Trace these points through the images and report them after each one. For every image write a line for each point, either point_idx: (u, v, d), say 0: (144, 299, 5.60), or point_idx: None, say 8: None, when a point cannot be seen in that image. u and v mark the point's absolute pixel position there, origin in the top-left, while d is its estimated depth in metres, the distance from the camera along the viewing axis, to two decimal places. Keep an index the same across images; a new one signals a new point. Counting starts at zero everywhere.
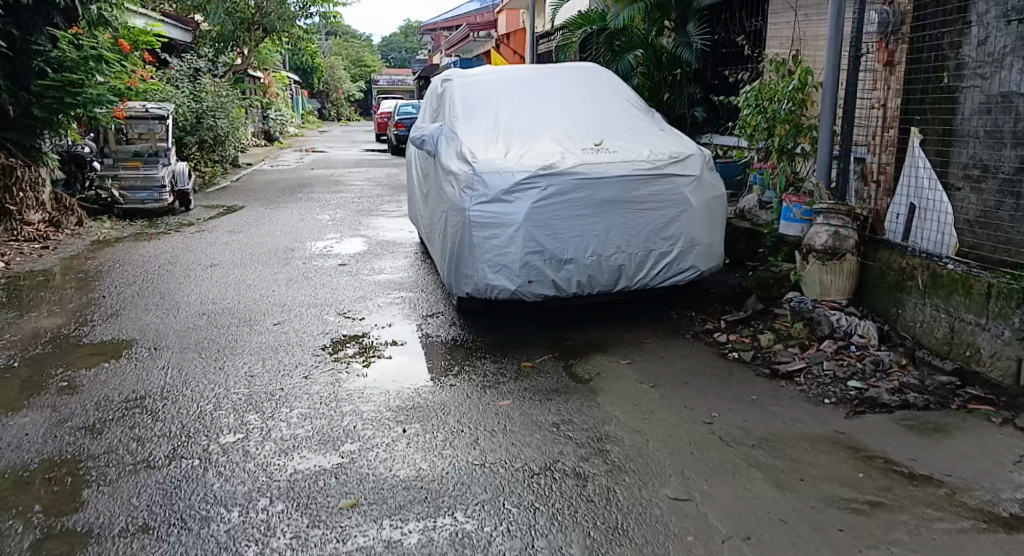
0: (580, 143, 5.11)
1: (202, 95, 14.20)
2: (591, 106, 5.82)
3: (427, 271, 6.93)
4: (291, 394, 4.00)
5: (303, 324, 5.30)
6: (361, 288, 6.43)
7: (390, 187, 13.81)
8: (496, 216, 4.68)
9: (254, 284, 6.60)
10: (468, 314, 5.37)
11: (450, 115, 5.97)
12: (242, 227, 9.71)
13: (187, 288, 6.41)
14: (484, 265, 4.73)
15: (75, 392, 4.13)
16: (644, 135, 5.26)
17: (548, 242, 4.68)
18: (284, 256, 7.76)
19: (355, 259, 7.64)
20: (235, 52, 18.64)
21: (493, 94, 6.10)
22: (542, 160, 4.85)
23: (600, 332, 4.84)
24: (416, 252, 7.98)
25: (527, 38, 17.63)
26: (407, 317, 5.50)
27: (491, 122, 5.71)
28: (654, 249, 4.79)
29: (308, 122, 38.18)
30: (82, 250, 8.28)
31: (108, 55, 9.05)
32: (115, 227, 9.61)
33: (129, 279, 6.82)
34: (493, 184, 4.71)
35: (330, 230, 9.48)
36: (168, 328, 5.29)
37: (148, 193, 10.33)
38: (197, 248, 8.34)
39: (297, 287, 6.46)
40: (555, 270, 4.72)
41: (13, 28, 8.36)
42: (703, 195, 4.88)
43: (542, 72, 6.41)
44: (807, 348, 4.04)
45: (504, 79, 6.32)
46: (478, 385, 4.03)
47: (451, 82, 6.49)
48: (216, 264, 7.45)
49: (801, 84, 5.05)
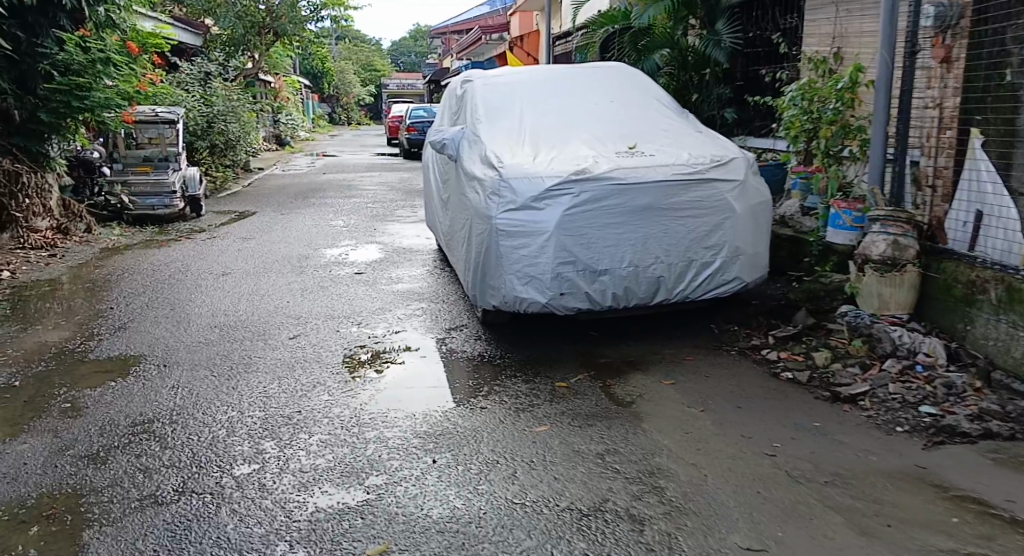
0: (614, 147, 4.81)
1: (213, 99, 13.99)
2: (622, 107, 5.51)
3: (447, 281, 6.64)
4: (309, 418, 3.71)
5: (321, 338, 5.01)
6: (379, 299, 6.14)
7: (403, 192, 13.56)
8: (526, 225, 4.39)
9: (268, 294, 6.31)
10: (494, 327, 5.07)
11: (473, 117, 5.68)
12: (254, 233, 9.45)
13: (198, 299, 6.13)
14: (513, 276, 4.43)
15: (80, 415, 3.84)
16: (681, 137, 4.95)
17: (582, 251, 4.38)
18: (298, 264, 7.49)
19: (372, 267, 7.35)
20: (245, 56, 18.43)
21: (517, 96, 5.80)
22: (574, 164, 4.56)
23: (636, 348, 4.53)
24: (435, 260, 7.68)
25: (541, 40, 17.35)
26: (429, 331, 5.20)
27: (516, 124, 5.41)
28: (695, 259, 4.46)
29: (318, 127, 38.03)
30: (91, 258, 8.02)
31: (117, 58, 8.78)
32: (125, 234, 9.36)
33: (139, 289, 6.53)
34: (521, 191, 4.44)
35: (344, 236, 9.21)
36: (178, 342, 5.01)
37: (158, 199, 10.10)
38: (210, 256, 8.08)
39: (312, 298, 6.17)
40: (589, 282, 4.41)
41: (18, 30, 8.18)
42: (747, 201, 4.56)
43: (568, 72, 6.11)
44: (869, 368, 3.72)
45: (529, 79, 6.02)
46: (510, 408, 3.73)
47: (472, 83, 6.20)
48: (229, 273, 7.17)
49: (851, 82, 4.73)
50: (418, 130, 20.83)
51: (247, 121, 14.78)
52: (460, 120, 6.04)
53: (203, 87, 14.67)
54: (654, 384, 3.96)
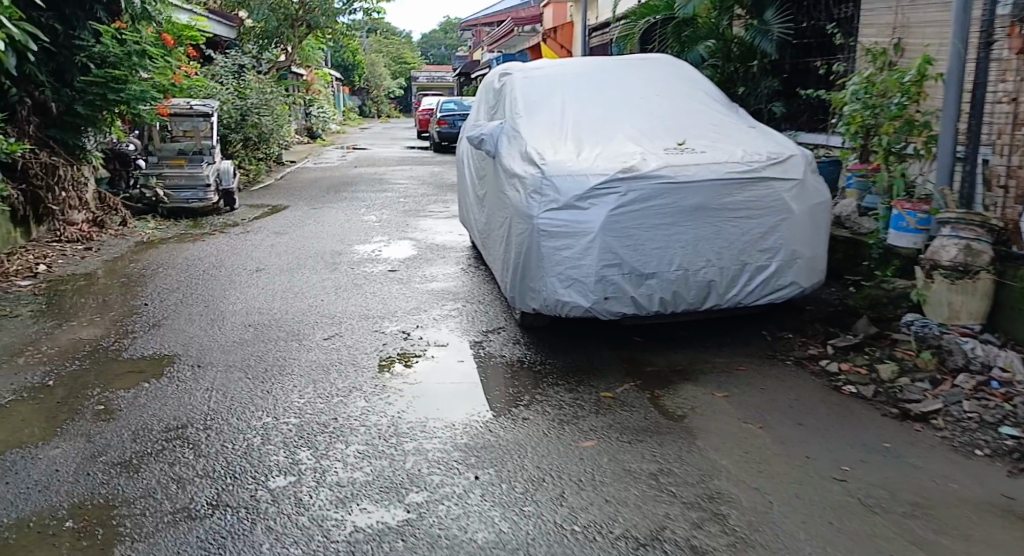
0: (661, 143, 4.59)
1: (247, 92, 13.95)
2: (668, 101, 5.27)
3: (483, 280, 6.47)
4: (346, 426, 3.57)
5: (356, 339, 4.87)
6: (414, 298, 5.99)
7: (435, 186, 13.43)
8: (569, 225, 4.20)
9: (302, 292, 6.20)
10: (532, 330, 4.89)
11: (512, 111, 5.48)
12: (287, 228, 9.36)
13: (232, 296, 6.02)
14: (554, 278, 4.25)
15: (113, 418, 3.73)
16: (733, 133, 4.71)
17: (628, 253, 4.17)
18: (332, 260, 7.37)
19: (406, 264, 7.21)
20: (279, 48, 18.39)
21: (558, 89, 5.59)
22: (620, 162, 4.35)
23: (684, 356, 4.33)
24: (470, 257, 7.52)
25: (574, 32, 17.08)
26: (466, 333, 5.03)
27: (557, 119, 5.21)
28: (749, 263, 4.24)
29: (349, 120, 38.07)
30: (126, 252, 7.97)
31: (152, 50, 8.71)
32: (159, 227, 9.32)
33: (173, 285, 6.44)
34: (565, 189, 4.25)
35: (377, 232, 9.08)
36: (213, 341, 4.89)
37: (193, 193, 10.04)
38: (244, 251, 7.98)
39: (346, 296, 6.04)
40: (635, 285, 4.21)
41: (56, 23, 8.22)
42: (805, 202, 4.32)
43: (611, 65, 5.88)
44: (940, 384, 3.54)
45: (570, 72, 5.81)
46: (554, 420, 3.54)
47: (511, 75, 6.00)
48: (262, 269, 7.07)
49: (920, 75, 4.51)
50: (449, 124, 20.69)
51: (280, 115, 14.73)
52: (498, 114, 5.85)
53: (236, 79, 14.63)
54: (707, 397, 3.76)
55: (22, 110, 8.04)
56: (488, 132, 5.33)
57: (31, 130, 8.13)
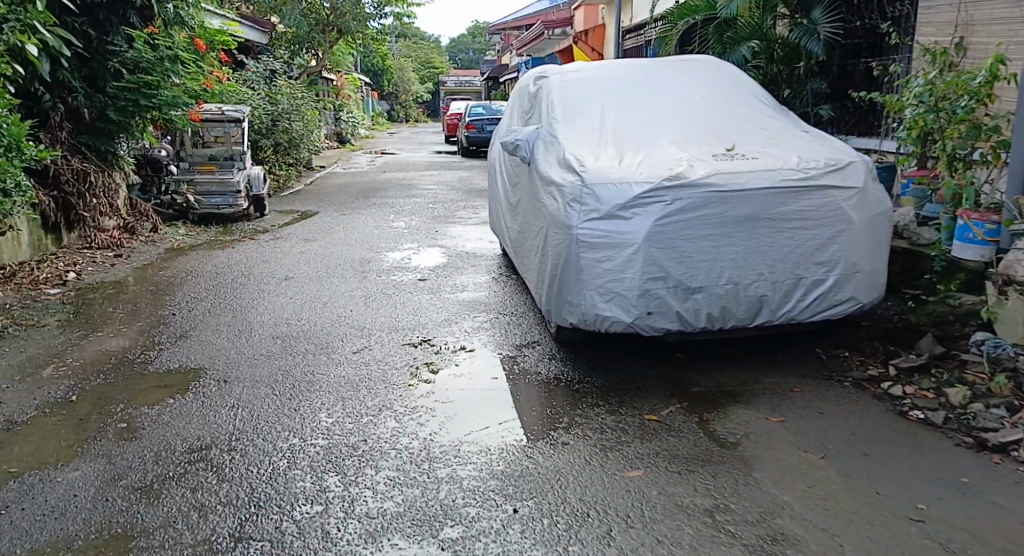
0: (708, 149, 4.37)
1: (278, 97, 13.90)
2: (713, 105, 5.03)
3: (515, 290, 6.27)
4: (376, 448, 3.38)
5: (387, 354, 4.69)
6: (445, 309, 5.80)
7: (464, 191, 13.27)
8: (611, 236, 4.01)
9: (332, 301, 6.04)
10: (568, 344, 4.69)
11: (548, 116, 5.29)
12: (316, 235, 9.24)
13: (261, 306, 5.88)
14: (593, 292, 4.06)
15: (136, 437, 3.57)
16: (784, 138, 4.46)
17: (674, 266, 3.96)
18: (361, 268, 7.22)
19: (436, 273, 7.03)
20: (309, 54, 18.37)
21: (597, 92, 5.38)
22: (666, 168, 4.13)
23: (733, 376, 4.10)
24: (501, 266, 7.32)
25: (606, 35, 16.84)
26: (499, 347, 4.83)
27: (596, 123, 5.00)
28: (804, 276, 4.00)
29: (377, 124, 38.12)
30: (155, 259, 7.90)
31: (184, 55, 8.73)
32: (189, 233, 9.25)
33: (202, 294, 6.30)
34: (606, 198, 4.05)
35: (406, 239, 8.93)
36: (239, 354, 4.74)
37: (223, 199, 9.99)
38: (275, 258, 7.86)
39: (376, 306, 5.87)
40: (680, 300, 3.99)
41: (90, 28, 8.12)
42: (865, 211, 4.07)
43: (652, 67, 5.65)
44: (1018, 412, 3.38)
45: (609, 75, 5.59)
46: (596, 445, 3.32)
47: (547, 78, 5.80)
48: (291, 278, 6.93)
49: (992, 77, 4.22)
50: (478, 128, 20.55)
51: (310, 120, 14.68)
52: (534, 118, 5.65)
53: (266, 84, 14.60)
54: (761, 422, 3.54)
55: (55, 116, 7.92)
56: (523, 138, 5.14)
57: (63, 136, 8.01)
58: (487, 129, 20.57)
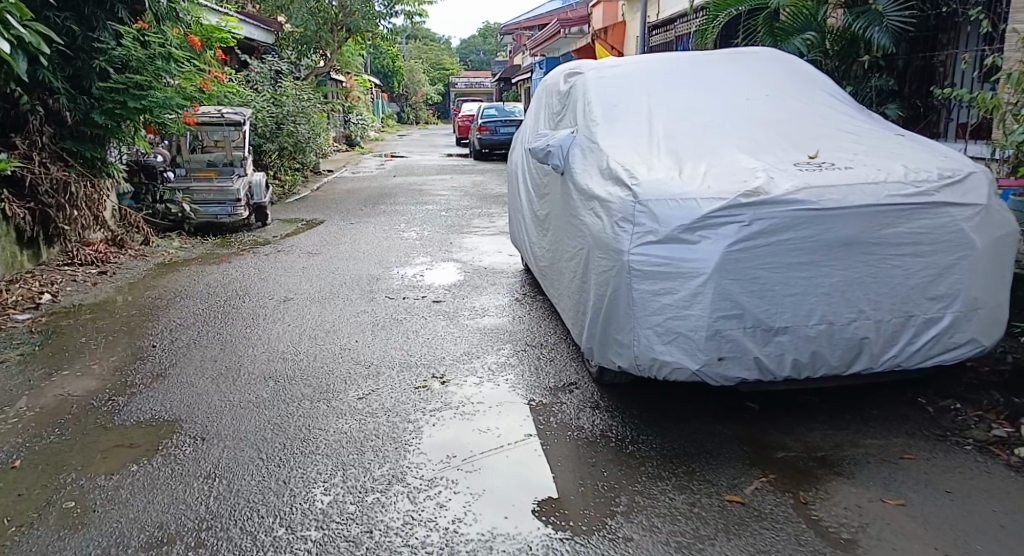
0: (785, 157, 3.64)
1: (283, 99, 13.20)
2: (783, 105, 4.30)
3: (542, 315, 5.51)
4: (384, 547, 2.64)
5: (397, 401, 3.93)
6: (464, 340, 5.04)
7: (478, 198, 12.54)
8: (672, 264, 3.30)
9: (335, 329, 5.30)
10: (614, 389, 3.94)
11: (586, 118, 4.58)
12: (321, 248, 8.52)
13: (255, 336, 5.15)
14: (649, 331, 3.39)
15: (83, 526, 2.85)
16: (876, 145, 3.73)
17: (753, 302, 3.23)
18: (368, 288, 6.49)
19: (452, 294, 6.28)
20: (318, 55, 17.70)
21: (642, 89, 4.67)
22: (739, 180, 3.40)
23: (823, 435, 3.36)
24: (524, 285, 6.56)
25: (626, 33, 16.06)
26: (530, 391, 4.07)
27: (643, 126, 4.28)
28: (914, 314, 3.26)
29: (386, 127, 37.45)
30: (144, 276, 7.20)
31: (177, 53, 8.01)
32: (183, 246, 8.55)
33: (189, 321, 5.56)
34: (666, 218, 3.35)
35: (418, 252, 8.20)
36: (224, 400, 4.01)
37: (221, 208, 9.19)
38: (276, 276, 7.13)
39: (385, 336, 5.13)
40: (760, 343, 3.27)
41: (74, 23, 7.42)
42: (990, 233, 3.32)
43: (703, 60, 4.92)
44: None
45: (654, 70, 4.88)
46: (668, 547, 2.59)
47: (582, 74, 5.08)
48: (291, 299, 6.21)
49: None
50: (490, 130, 19.78)
51: (317, 123, 13.98)
52: (566, 121, 4.94)
53: (271, 85, 13.90)
54: (875, 507, 2.79)
55: (33, 120, 7.18)
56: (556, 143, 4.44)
57: (43, 141, 7.24)
58: (500, 132, 19.81)
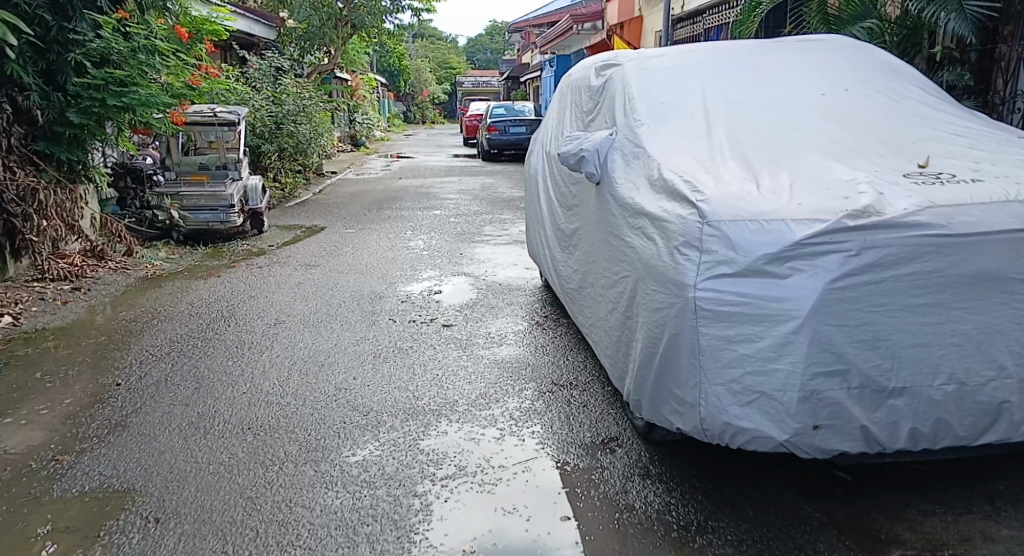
0: (887, 167, 2.94)
1: (283, 98, 12.50)
2: (866, 103, 3.64)
3: (568, 343, 4.82)
4: None
5: (401, 465, 3.22)
6: (480, 375, 4.32)
7: (489, 202, 11.83)
8: (756, 304, 2.59)
9: (331, 362, 4.59)
10: (666, 450, 3.24)
11: (628, 118, 3.88)
12: (320, 259, 7.81)
13: (236, 371, 4.44)
14: (722, 389, 2.67)
15: None
16: (997, 154, 3.04)
17: (862, 356, 2.54)
18: (369, 309, 5.78)
19: (464, 317, 5.57)
20: (322, 52, 16.98)
21: (693, 83, 3.96)
22: (840, 194, 2.72)
23: (944, 523, 2.66)
24: (545, 305, 5.85)
25: (643, 28, 15.27)
26: (563, 447, 3.37)
27: (700, 126, 3.60)
28: None
29: (392, 127, 36.73)
30: (121, 293, 6.49)
31: (162, 45, 7.31)
32: (171, 257, 7.90)
33: (164, 352, 4.85)
34: (745, 245, 2.64)
35: (425, 264, 7.50)
36: (192, 460, 3.31)
37: (213, 214, 8.49)
38: (268, 293, 6.41)
39: (389, 370, 4.43)
40: (869, 408, 2.57)
41: (47, 12, 6.66)
42: None
43: (763, 51, 4.23)
44: None
45: (706, 61, 4.17)
46: None
47: (619, 66, 4.38)
48: (282, 322, 5.50)
49: None
50: (500, 130, 19.04)
51: (319, 123, 13.26)
52: (602, 121, 4.24)
53: (271, 83, 13.18)
54: None
55: None
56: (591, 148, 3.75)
57: (9, 143, 6.55)
58: (509, 132, 19.06)
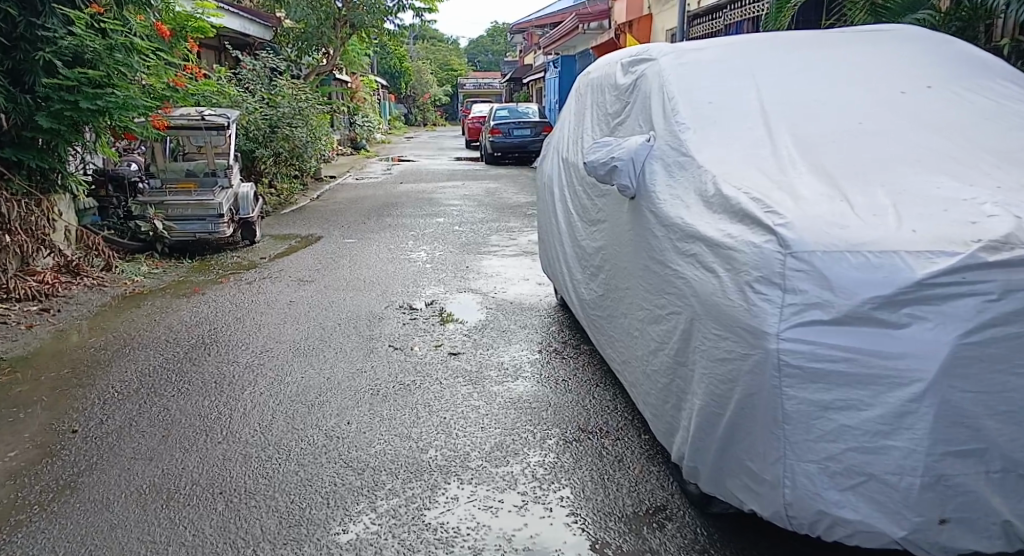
0: (1012, 183, 2.37)
1: (279, 99, 11.92)
2: (957, 102, 3.06)
3: (593, 376, 4.25)
4: None
5: (402, 548, 2.64)
6: (494, 418, 3.73)
7: (494, 209, 11.24)
8: (860, 360, 2.02)
9: (323, 401, 4.01)
10: (727, 528, 2.67)
11: (668, 122, 3.28)
12: (314, 273, 7.23)
13: (213, 414, 3.86)
14: (816, 468, 2.10)
15: None
16: None
17: (1004, 432, 1.97)
18: (367, 334, 5.19)
19: (474, 344, 4.99)
20: (320, 53, 16.41)
21: (744, 79, 3.38)
22: (962, 220, 2.15)
23: None
24: (563, 329, 5.27)
25: (654, 26, 14.68)
26: (598, 520, 2.79)
27: (759, 130, 3.02)
28: None
29: (392, 129, 36.12)
30: (94, 315, 5.91)
31: (142, 43, 6.72)
32: (154, 271, 7.33)
33: (132, 388, 4.26)
34: (845, 284, 2.07)
35: (428, 280, 6.92)
36: (147, 540, 2.74)
37: (201, 225, 7.92)
38: (255, 314, 5.82)
39: (389, 412, 3.85)
40: (1011, 497, 2.00)
41: (13, 7, 6.12)
42: None
43: (820, 41, 3.63)
44: None
45: (756, 53, 3.58)
46: None
47: (653, 61, 3.78)
48: (269, 349, 4.91)
49: None
50: (503, 132, 18.45)
51: (317, 125, 12.66)
52: (634, 125, 3.65)
53: (266, 85, 12.59)
54: None
55: None
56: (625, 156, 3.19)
57: None
58: (513, 134, 18.48)
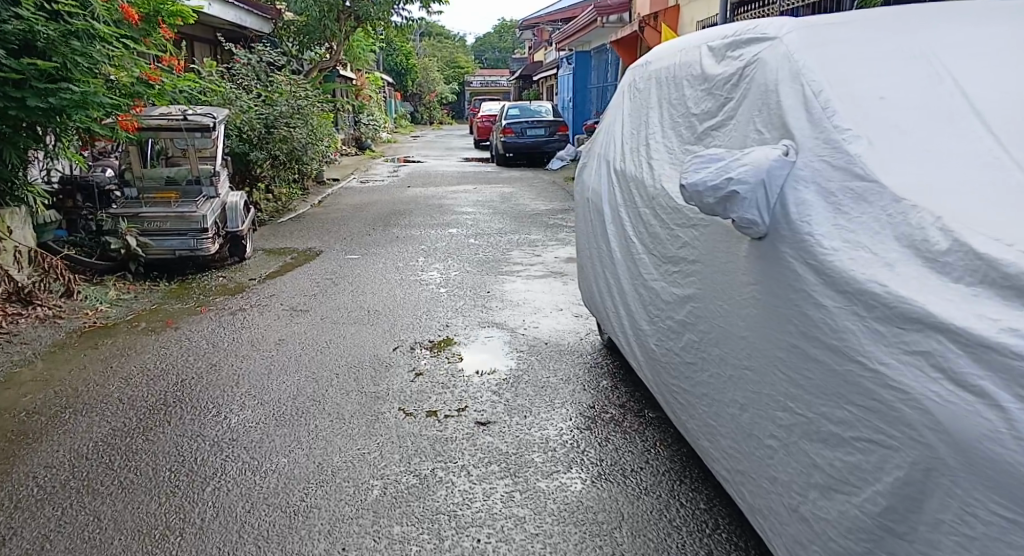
0: None
1: (275, 96, 10.85)
2: None
3: (676, 468, 3.17)
4: None
5: None
6: (549, 543, 2.67)
7: (513, 217, 10.17)
8: None
9: (311, 507, 2.94)
10: None
11: (818, 126, 2.20)
12: (309, 300, 6.17)
13: (160, 530, 2.81)
14: None
15: None
16: None
17: None
18: (370, 392, 4.12)
19: (506, 408, 3.90)
20: (323, 48, 15.36)
21: (924, 67, 2.30)
22: None
23: None
24: (617, 384, 4.20)
25: (682, 18, 13.55)
26: None
27: (983, 150, 1.97)
28: None
29: (399, 127, 35.03)
30: (40, 358, 4.85)
31: (106, 30, 5.64)
32: (124, 297, 6.28)
33: (57, 481, 3.20)
34: None
35: (443, 310, 5.84)
36: None
37: (181, 242, 6.82)
38: (234, 359, 4.74)
39: (400, 528, 2.78)
40: None
41: None
42: None
43: (1007, 6, 2.55)
44: None
45: (926, 24, 2.49)
46: None
47: (772, 41, 2.69)
48: (245, 415, 3.84)
49: None
50: (515, 133, 17.36)
51: (318, 125, 11.59)
52: (747, 130, 2.56)
53: (261, 81, 11.52)
54: None
55: None
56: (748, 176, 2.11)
57: None
58: (526, 134, 17.35)
